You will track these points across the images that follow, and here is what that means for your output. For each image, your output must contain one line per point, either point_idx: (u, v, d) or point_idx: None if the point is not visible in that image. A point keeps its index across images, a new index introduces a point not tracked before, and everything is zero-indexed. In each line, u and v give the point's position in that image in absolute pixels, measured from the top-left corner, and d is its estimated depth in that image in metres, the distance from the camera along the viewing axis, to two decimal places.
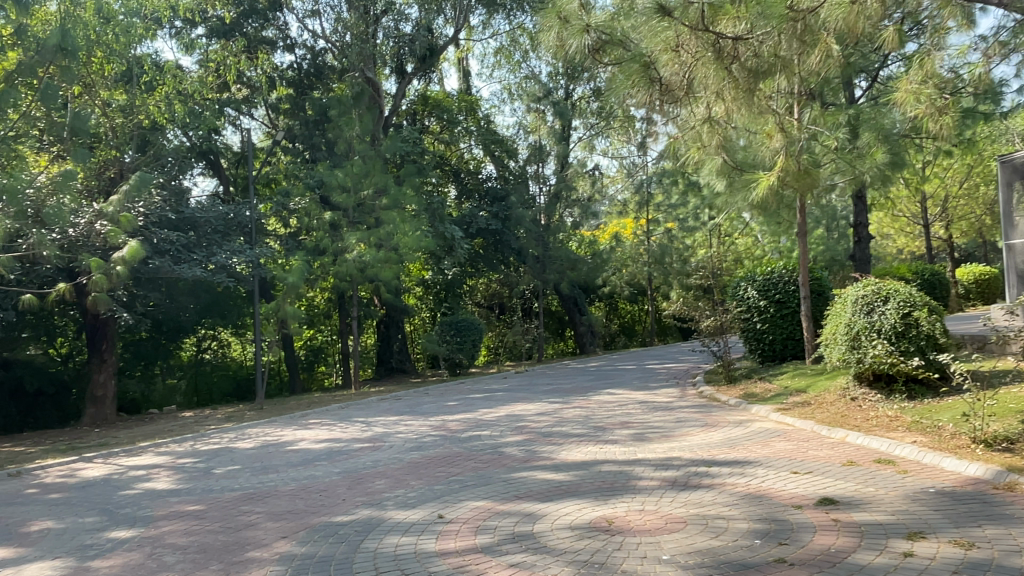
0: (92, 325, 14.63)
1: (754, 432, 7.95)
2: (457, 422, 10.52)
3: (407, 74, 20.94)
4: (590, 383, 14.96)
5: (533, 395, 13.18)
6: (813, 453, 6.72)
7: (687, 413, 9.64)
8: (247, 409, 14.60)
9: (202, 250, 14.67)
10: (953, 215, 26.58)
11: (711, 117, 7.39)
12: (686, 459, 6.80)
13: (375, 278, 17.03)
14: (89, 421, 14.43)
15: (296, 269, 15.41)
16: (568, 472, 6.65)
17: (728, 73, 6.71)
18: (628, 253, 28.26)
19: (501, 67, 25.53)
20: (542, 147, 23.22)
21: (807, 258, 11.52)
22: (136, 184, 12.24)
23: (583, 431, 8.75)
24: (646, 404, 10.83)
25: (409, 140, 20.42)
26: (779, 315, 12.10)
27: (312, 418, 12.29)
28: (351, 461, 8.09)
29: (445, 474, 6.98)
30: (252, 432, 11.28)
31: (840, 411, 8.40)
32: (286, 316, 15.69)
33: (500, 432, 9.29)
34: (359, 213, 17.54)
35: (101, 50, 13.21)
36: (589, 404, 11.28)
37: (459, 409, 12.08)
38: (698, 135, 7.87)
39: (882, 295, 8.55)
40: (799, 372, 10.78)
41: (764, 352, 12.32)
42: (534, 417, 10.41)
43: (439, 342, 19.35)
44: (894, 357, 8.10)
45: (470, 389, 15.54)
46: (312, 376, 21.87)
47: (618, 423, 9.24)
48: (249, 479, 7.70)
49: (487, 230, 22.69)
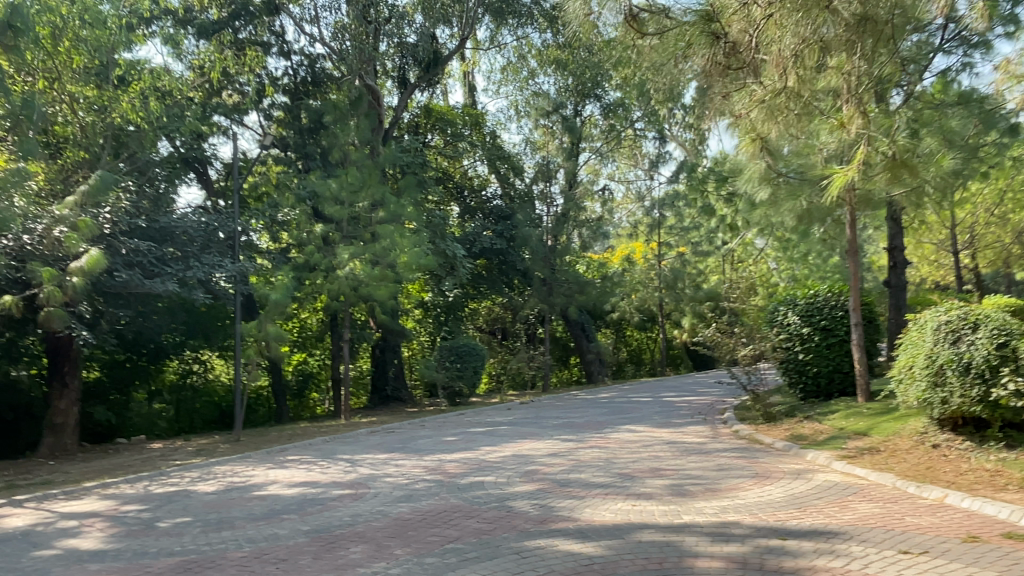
0: (53, 346, 13.11)
1: (821, 488, 6.47)
2: (456, 463, 9.01)
3: (409, 84, 19.91)
4: (604, 417, 13.44)
5: (542, 431, 11.68)
6: (913, 523, 5.22)
7: (730, 458, 8.14)
8: (221, 441, 13.06)
9: (178, 264, 13.24)
10: (981, 242, 25.16)
11: (789, 89, 6.60)
12: (749, 527, 5.30)
13: (370, 297, 15.62)
14: (46, 452, 12.91)
15: (280, 286, 13.98)
16: (599, 541, 5.15)
17: (829, 14, 6.02)
18: (638, 277, 26.95)
19: (507, 82, 24.40)
20: (548, 166, 22.06)
21: (859, 279, 10.13)
22: (96, 185, 10.91)
23: (608, 481, 7.26)
24: (675, 445, 9.34)
25: (410, 151, 19.20)
26: (825, 344, 10.62)
27: (290, 454, 10.78)
28: (326, 515, 6.58)
29: (440, 540, 5.46)
30: (219, 471, 9.76)
31: (923, 462, 6.90)
32: (267, 338, 14.21)
33: (506, 479, 7.80)
34: (353, 227, 16.26)
35: (67, 37, 12.34)
36: (609, 443, 9.78)
37: (458, 447, 10.57)
38: (751, 121, 7.02)
39: (971, 321, 7.10)
40: (854, 413, 9.30)
41: (806, 387, 10.83)
42: (546, 459, 8.90)
43: (437, 368, 17.86)
44: (1014, 400, 6.47)
45: (471, 422, 13.97)
46: (302, 403, 20.37)
47: (648, 470, 7.74)
48: (195, 538, 6.18)
49: (491, 249, 21.34)
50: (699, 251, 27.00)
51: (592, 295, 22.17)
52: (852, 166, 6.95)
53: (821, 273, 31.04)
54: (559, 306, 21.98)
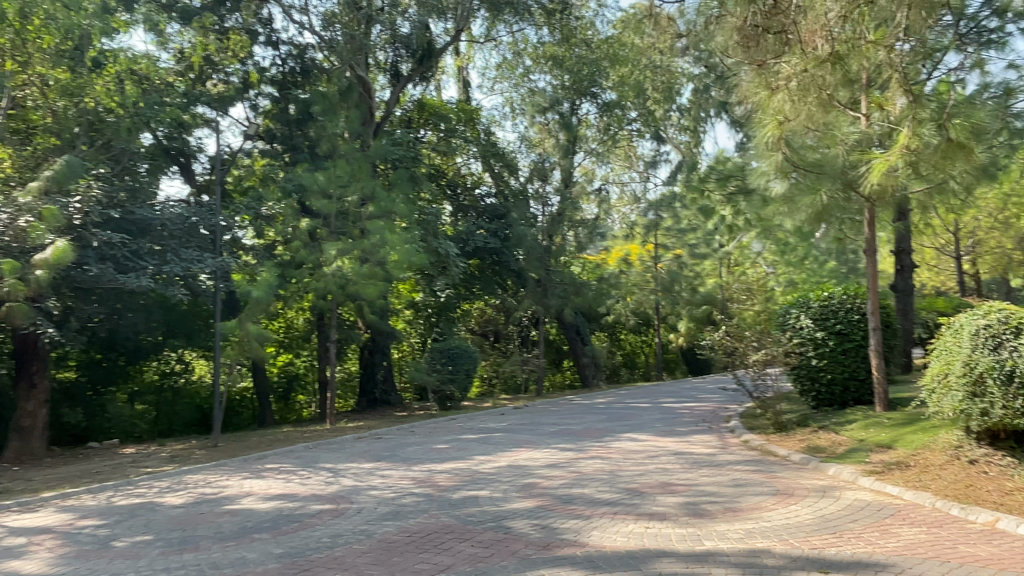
0: (20, 344, 12.37)
1: (853, 509, 5.84)
2: (447, 474, 8.32)
3: (402, 76, 19.36)
4: (603, 424, 12.80)
5: (539, 438, 11.02)
6: (969, 553, 4.59)
7: (745, 473, 7.50)
8: (198, 446, 12.33)
9: (154, 258, 12.49)
10: (983, 246, 24.61)
11: None
12: (783, 556, 4.66)
13: (358, 295, 14.89)
14: (12, 456, 12.13)
15: (262, 283, 13.24)
16: (612, 573, 4.49)
17: None
18: (634, 280, 26.39)
19: (502, 78, 23.84)
20: (544, 164, 21.33)
21: (878, 281, 9.59)
22: (63, 170, 10.43)
23: (614, 498, 6.61)
24: (682, 457, 8.70)
25: (402, 144, 18.56)
26: (841, 350, 10.02)
27: (269, 462, 10.09)
28: (302, 536, 5.88)
29: (429, 568, 4.78)
30: (191, 480, 9.04)
31: (961, 479, 6.27)
32: (249, 338, 13.44)
33: (502, 493, 7.14)
34: (342, 222, 15.57)
35: (36, 15, 11.60)
36: (611, 454, 9.12)
37: (449, 455, 9.90)
38: (788, 93, 7.64)
39: (1013, 325, 6.33)
40: (874, 424, 8.71)
41: (819, 395, 10.23)
42: (545, 470, 8.24)
43: (428, 371, 17.13)
44: None
45: (462, 428, 13.31)
46: (288, 407, 19.61)
47: (657, 485, 7.10)
48: (153, 562, 5.47)
49: (484, 248, 20.66)
50: (696, 254, 26.46)
51: (588, 297, 21.48)
52: (893, 150, 6.44)
53: (818, 278, 30.54)
54: (554, 308, 21.24)
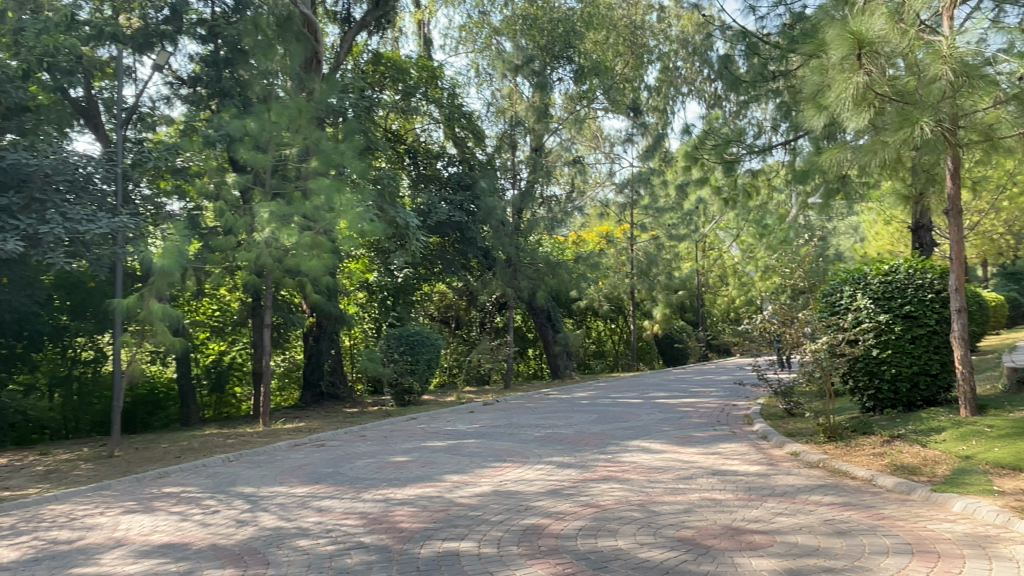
0: None
1: None
2: (410, 508, 5.94)
3: (354, 21, 16.85)
4: (600, 426, 10.53)
5: (524, 448, 8.69)
6: None
7: (837, 510, 5.28)
8: (85, 459, 9.60)
9: (31, 215, 9.81)
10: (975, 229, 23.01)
11: None
12: None
13: (298, 270, 12.26)
14: None
15: (169, 249, 10.53)
16: None
17: None
18: (610, 261, 24.19)
19: (468, 40, 20.91)
20: (514, 133, 19.05)
21: (961, 251, 7.51)
22: None
23: (672, 560, 4.31)
24: (727, 480, 6.47)
25: (351, 91, 15.91)
26: (909, 338, 7.91)
27: (169, 485, 7.53)
28: None
29: None
30: (48, 516, 6.45)
31: None
32: (153, 318, 10.72)
33: (495, 546, 4.80)
34: (280, 181, 12.97)
35: None
36: (628, 474, 6.85)
37: (409, 473, 7.49)
38: None
39: None
40: (977, 436, 6.64)
41: (878, 393, 8.20)
42: (547, 502, 5.92)
43: (383, 361, 14.59)
44: None
45: (426, 431, 10.88)
46: (222, 402, 16.87)
47: (725, 533, 4.83)
48: None
49: (448, 222, 18.13)
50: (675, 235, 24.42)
51: (563, 279, 19.10)
52: None
53: None
54: (525, 292, 18.78)
